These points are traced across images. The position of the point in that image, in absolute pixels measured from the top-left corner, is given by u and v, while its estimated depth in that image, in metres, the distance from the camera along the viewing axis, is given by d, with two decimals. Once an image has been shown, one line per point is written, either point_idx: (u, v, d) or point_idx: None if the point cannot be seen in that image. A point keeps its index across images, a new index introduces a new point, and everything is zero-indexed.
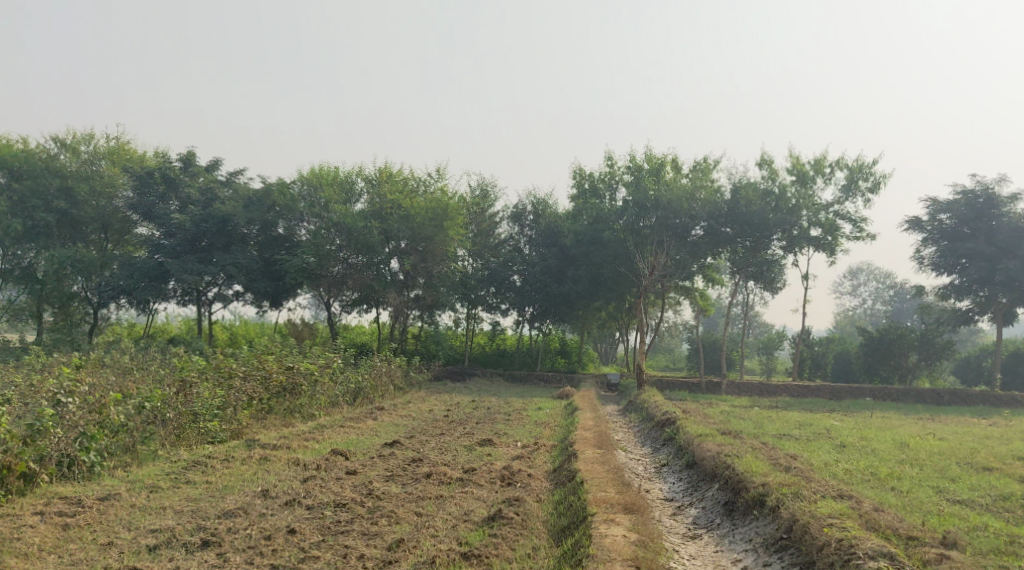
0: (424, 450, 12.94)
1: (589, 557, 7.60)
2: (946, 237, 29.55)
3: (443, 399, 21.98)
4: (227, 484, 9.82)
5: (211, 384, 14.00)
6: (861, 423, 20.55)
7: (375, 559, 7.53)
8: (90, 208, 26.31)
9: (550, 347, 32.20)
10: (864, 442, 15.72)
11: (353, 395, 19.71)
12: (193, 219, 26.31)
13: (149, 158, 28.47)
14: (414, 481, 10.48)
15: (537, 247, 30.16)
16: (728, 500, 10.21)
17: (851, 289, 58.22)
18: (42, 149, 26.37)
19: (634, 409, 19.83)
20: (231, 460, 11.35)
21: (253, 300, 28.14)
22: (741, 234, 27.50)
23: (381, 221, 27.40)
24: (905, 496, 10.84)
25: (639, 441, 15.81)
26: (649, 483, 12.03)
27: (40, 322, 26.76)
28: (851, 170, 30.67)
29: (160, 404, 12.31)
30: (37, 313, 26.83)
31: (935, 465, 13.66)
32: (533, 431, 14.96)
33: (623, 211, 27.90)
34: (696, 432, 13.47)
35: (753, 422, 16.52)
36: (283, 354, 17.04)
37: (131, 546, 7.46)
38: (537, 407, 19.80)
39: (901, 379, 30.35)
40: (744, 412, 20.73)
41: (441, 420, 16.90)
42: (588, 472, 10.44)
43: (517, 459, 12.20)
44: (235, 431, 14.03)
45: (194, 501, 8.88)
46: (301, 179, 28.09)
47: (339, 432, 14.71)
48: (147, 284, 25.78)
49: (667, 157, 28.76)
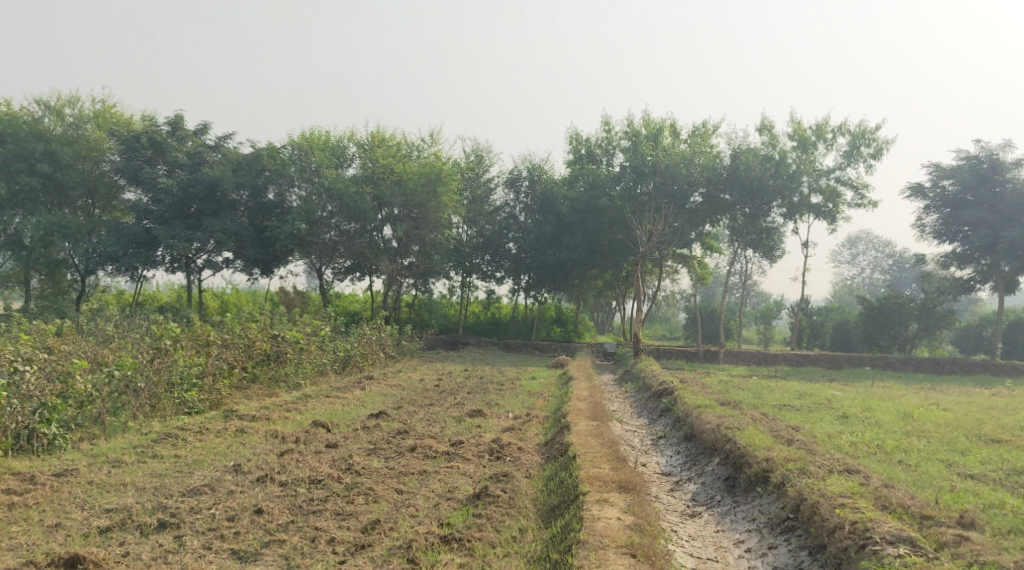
0: (411, 422, 12.34)
1: (579, 543, 7.05)
2: (948, 204, 28.79)
3: (436, 368, 21.42)
4: (197, 459, 9.21)
5: (189, 352, 13.34)
6: (863, 393, 20.05)
7: (346, 543, 6.99)
8: (76, 172, 25.39)
9: (546, 315, 31.63)
10: (868, 413, 15.18)
11: (342, 363, 19.09)
12: (181, 183, 25.50)
13: (136, 122, 27.41)
14: (398, 455, 9.91)
15: (533, 214, 29.17)
16: (729, 476, 9.65)
17: (849, 259, 57.55)
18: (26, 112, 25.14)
19: (630, 378, 19.37)
20: (205, 433, 10.74)
21: (242, 268, 27.34)
22: (741, 201, 26.78)
23: (373, 186, 26.60)
24: (914, 471, 10.31)
25: (635, 411, 15.25)
26: (646, 456, 11.47)
27: (26, 290, 26.04)
28: (853, 136, 29.87)
29: (130, 374, 11.66)
30: (24, 280, 26.03)
31: (942, 437, 13.12)
32: (526, 402, 14.39)
33: (620, 177, 27.49)
34: (694, 403, 12.89)
35: (753, 393, 15.96)
36: (267, 321, 16.37)
37: (80, 529, 6.91)
38: (531, 376, 19.34)
39: (900, 348, 29.94)
40: (742, 382, 20.26)
41: (431, 390, 16.33)
42: (581, 445, 9.85)
43: (507, 431, 11.61)
44: (213, 402, 13.40)
45: (159, 477, 8.31)
46: (291, 142, 27.42)
47: (324, 403, 14.11)
48: (135, 250, 25.03)
49: (666, 122, 28.06)
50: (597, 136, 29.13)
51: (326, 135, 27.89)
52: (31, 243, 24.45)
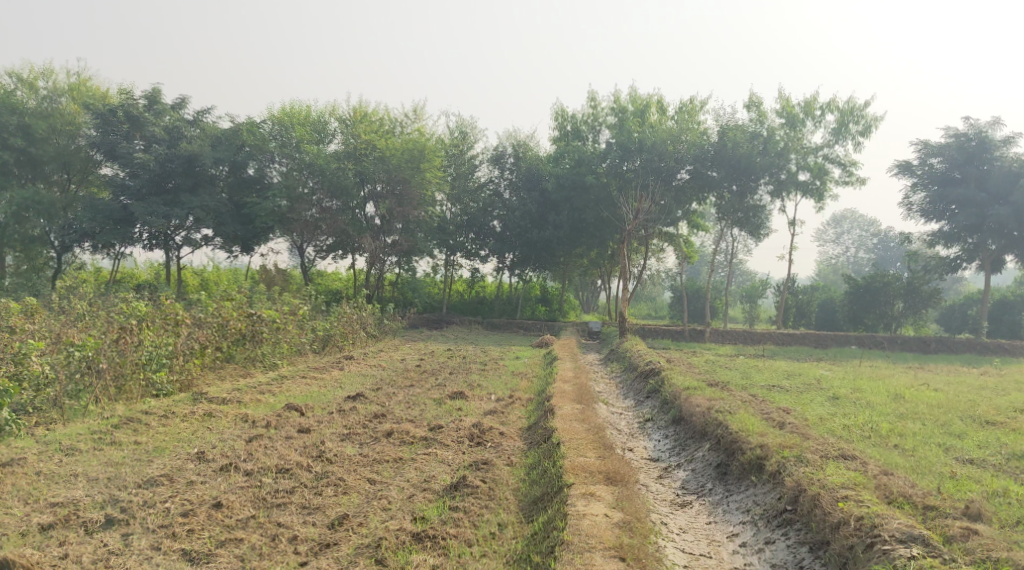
0: (389, 404, 11.83)
1: (564, 544, 6.61)
2: (936, 182, 28.38)
3: (418, 347, 20.92)
4: (158, 445, 8.61)
5: (158, 331, 12.51)
6: (851, 373, 19.77)
7: (309, 542, 6.54)
8: (50, 146, 24.50)
9: (531, 294, 31.20)
10: (858, 394, 14.82)
11: (321, 343, 18.59)
12: (158, 158, 24.47)
13: (113, 96, 26.38)
14: (373, 441, 9.39)
15: (518, 191, 28.63)
16: (721, 463, 9.22)
17: (834, 237, 57.43)
18: None
19: (616, 358, 18.98)
20: (170, 417, 10.13)
21: (222, 245, 26.68)
22: (727, 178, 26.27)
23: (356, 161, 25.90)
24: (910, 457, 9.97)
25: (620, 392, 14.82)
26: (633, 441, 11.04)
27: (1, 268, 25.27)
28: (842, 113, 29.42)
29: (92, 355, 11.03)
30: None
31: (935, 419, 12.78)
32: (509, 383, 13.92)
33: (607, 154, 26.79)
34: (682, 385, 12.46)
35: (742, 374, 15.58)
36: (243, 298, 15.62)
37: (19, 526, 6.45)
38: (514, 356, 18.90)
39: (886, 326, 29.70)
40: (729, 362, 19.88)
41: (412, 370, 15.81)
42: (566, 431, 9.37)
43: (489, 415, 11.13)
44: (184, 384, 12.71)
45: (115, 466, 7.73)
46: (271, 117, 26.64)
47: (300, 384, 13.56)
48: (112, 227, 24.30)
49: (653, 97, 27.27)
50: (583, 112, 28.43)
51: (307, 109, 27.07)
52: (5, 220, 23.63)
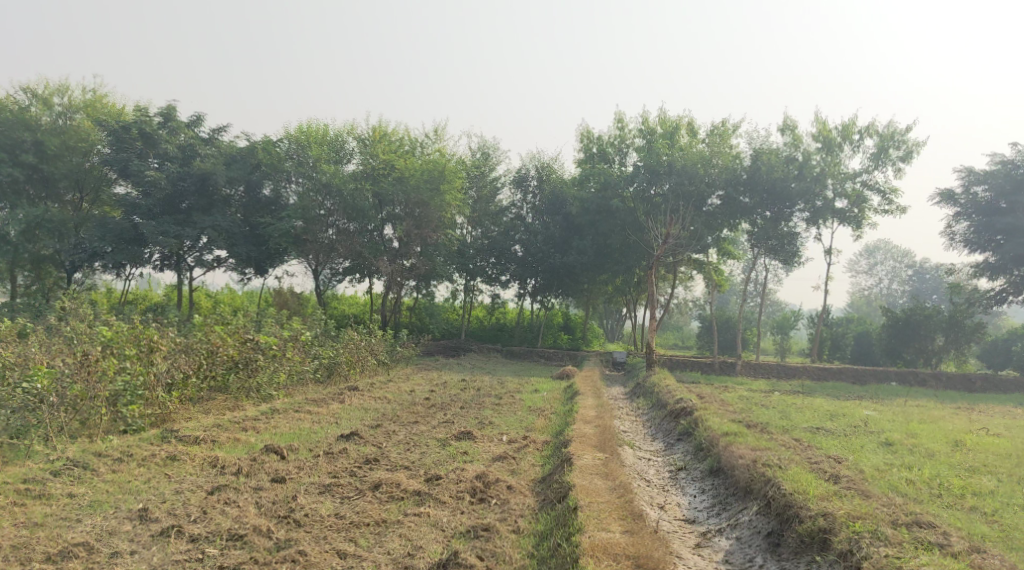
0: (386, 446, 10.33)
1: None
2: (981, 212, 26.57)
3: (429, 377, 19.41)
4: (95, 499, 7.18)
5: (133, 361, 11.12)
6: (901, 414, 17.93)
7: None
8: (63, 164, 23.27)
9: (553, 322, 29.73)
10: (914, 440, 13.10)
11: (326, 371, 17.11)
12: (170, 177, 23.40)
13: (128, 113, 25.29)
14: (356, 494, 7.94)
15: (540, 215, 27.34)
16: (773, 533, 7.76)
17: (867, 268, 55.22)
18: (10, 99, 23.01)
19: (641, 393, 17.34)
20: (125, 460, 8.70)
21: (235, 267, 25.35)
22: (761, 204, 24.77)
23: (373, 183, 24.66)
24: (993, 522, 8.43)
25: (648, 433, 13.18)
26: (664, 495, 9.47)
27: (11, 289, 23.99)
28: (881, 137, 27.80)
29: (44, 387, 9.73)
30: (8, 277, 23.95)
31: (1010, 474, 11.00)
32: (524, 421, 12.42)
33: (633, 177, 25.08)
34: (719, 429, 10.82)
35: (782, 415, 13.91)
36: (239, 323, 14.16)
37: None
38: (532, 389, 17.27)
39: (926, 362, 27.63)
40: (765, 399, 18.14)
41: (420, 404, 14.30)
42: (586, 490, 7.88)
43: (498, 461, 9.62)
44: (159, 418, 11.29)
45: (30, 530, 6.52)
46: (288, 136, 25.41)
47: (290, 420, 12.08)
48: (123, 248, 23.13)
49: (683, 119, 25.76)
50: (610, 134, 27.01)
51: (324, 129, 25.81)
52: (17, 239, 22.27)
